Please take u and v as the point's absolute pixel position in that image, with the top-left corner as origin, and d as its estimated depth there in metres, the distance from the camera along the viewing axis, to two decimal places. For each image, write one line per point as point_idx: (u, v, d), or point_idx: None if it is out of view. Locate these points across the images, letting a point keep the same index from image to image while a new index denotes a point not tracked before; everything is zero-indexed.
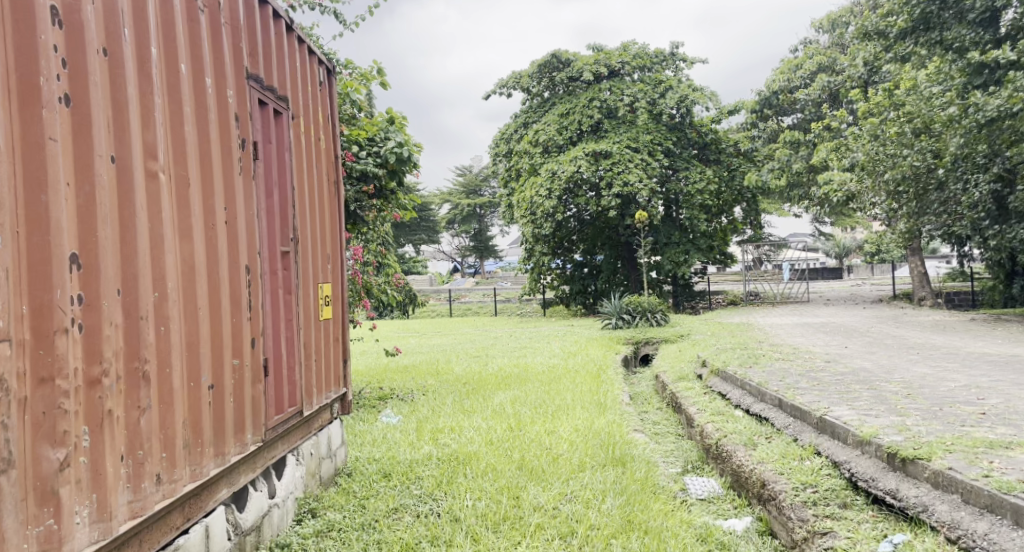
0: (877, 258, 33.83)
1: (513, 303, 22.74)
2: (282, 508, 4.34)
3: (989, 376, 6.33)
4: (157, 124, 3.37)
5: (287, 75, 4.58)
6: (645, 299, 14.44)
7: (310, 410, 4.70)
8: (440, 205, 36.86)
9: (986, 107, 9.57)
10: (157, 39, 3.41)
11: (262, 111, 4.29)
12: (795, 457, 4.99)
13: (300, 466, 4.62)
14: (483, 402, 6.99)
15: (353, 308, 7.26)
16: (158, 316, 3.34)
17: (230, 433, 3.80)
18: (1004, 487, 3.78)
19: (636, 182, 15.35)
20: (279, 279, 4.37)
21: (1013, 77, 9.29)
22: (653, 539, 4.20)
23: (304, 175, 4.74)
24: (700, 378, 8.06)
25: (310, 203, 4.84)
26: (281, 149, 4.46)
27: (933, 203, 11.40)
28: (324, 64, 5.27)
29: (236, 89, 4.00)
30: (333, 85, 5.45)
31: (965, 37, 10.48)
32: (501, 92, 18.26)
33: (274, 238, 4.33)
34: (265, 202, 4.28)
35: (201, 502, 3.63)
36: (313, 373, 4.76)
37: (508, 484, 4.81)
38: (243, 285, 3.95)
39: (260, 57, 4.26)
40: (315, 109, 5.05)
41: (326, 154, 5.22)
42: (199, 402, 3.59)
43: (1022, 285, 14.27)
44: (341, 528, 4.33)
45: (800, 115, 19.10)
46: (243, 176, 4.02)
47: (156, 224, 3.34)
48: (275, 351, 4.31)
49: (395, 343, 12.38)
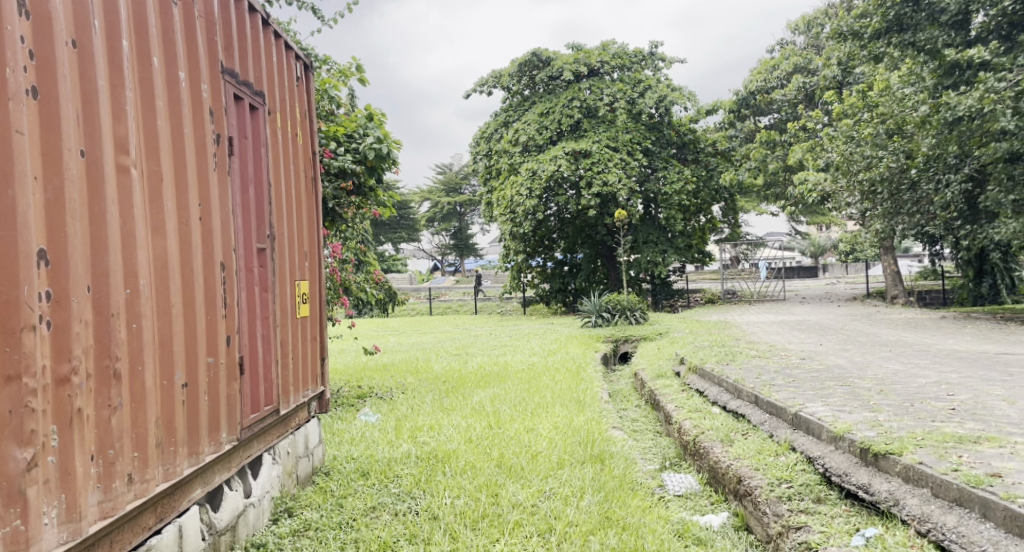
0: (854, 256, 34.23)
1: (493, 301, 22.68)
2: (258, 507, 4.33)
3: (958, 372, 6.43)
4: (129, 117, 3.36)
5: (263, 70, 4.58)
6: (625, 298, 14.45)
7: (287, 408, 4.71)
8: (419, 204, 36.61)
9: (957, 106, 9.58)
10: (128, 33, 3.40)
11: (238, 106, 4.29)
12: (770, 453, 5.07)
13: (277, 465, 4.61)
14: (463, 400, 6.99)
15: (331, 305, 7.24)
16: (130, 314, 3.34)
17: (204, 433, 3.79)
18: (972, 481, 3.87)
19: (615, 182, 15.43)
20: (256, 276, 4.36)
21: (984, 77, 9.32)
22: (630, 536, 4.25)
23: (281, 172, 4.74)
24: (679, 375, 8.13)
25: (288, 201, 4.85)
26: (257, 145, 4.46)
27: (906, 203, 11.66)
28: (302, 59, 5.27)
29: (210, 82, 3.98)
30: (311, 80, 5.43)
31: (937, 39, 10.59)
32: (481, 91, 18.22)
33: (250, 234, 4.33)
34: (241, 197, 4.27)
35: (174, 503, 3.63)
36: (290, 372, 4.77)
37: (487, 482, 4.84)
38: (218, 281, 3.95)
39: (236, 52, 4.25)
40: (293, 106, 5.05)
41: (304, 150, 5.21)
42: (172, 400, 3.59)
43: (991, 283, 14.52)
44: (318, 527, 4.34)
45: (777, 115, 19.20)
46: (218, 172, 4.02)
47: (128, 219, 3.33)
48: (250, 349, 4.31)
49: (375, 343, 12.28)
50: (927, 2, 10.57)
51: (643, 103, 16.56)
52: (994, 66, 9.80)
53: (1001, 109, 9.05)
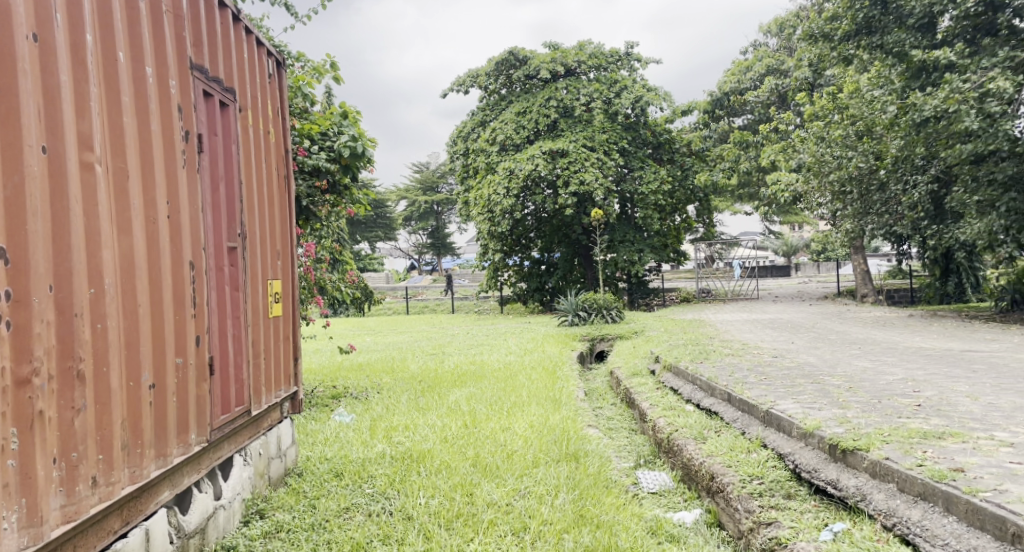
0: (825, 255, 34.62)
1: (469, 300, 22.67)
2: (228, 510, 4.32)
3: (924, 369, 6.54)
4: (93, 113, 3.36)
5: (233, 66, 4.57)
6: (601, 296, 14.48)
7: (258, 409, 4.70)
8: (396, 202, 36.50)
9: (924, 107, 9.71)
10: (92, 26, 3.40)
11: (207, 102, 4.28)
12: (742, 450, 5.13)
13: (248, 467, 4.60)
14: (438, 399, 7.02)
15: (305, 305, 7.22)
16: (94, 313, 3.33)
17: (172, 435, 3.79)
18: (936, 475, 3.95)
19: (592, 181, 15.49)
20: (226, 276, 4.35)
21: (949, 78, 9.49)
22: (604, 533, 4.30)
23: (252, 170, 4.73)
24: (654, 374, 8.20)
25: (259, 199, 4.84)
26: (227, 142, 4.45)
27: (876, 203, 11.84)
28: (273, 55, 5.26)
29: (179, 78, 3.96)
30: (283, 77, 5.42)
31: (904, 42, 10.70)
32: (458, 90, 18.18)
33: (220, 232, 4.32)
34: (211, 195, 4.26)
35: (141, 505, 3.63)
36: (261, 372, 4.77)
37: (462, 482, 4.86)
38: (187, 281, 3.94)
39: (204, 48, 4.24)
40: (264, 103, 5.03)
41: (276, 148, 5.20)
42: (139, 401, 3.58)
43: (957, 282, 14.79)
44: (289, 528, 4.35)
45: (750, 116, 19.39)
46: (187, 169, 4.00)
47: (92, 217, 3.34)
48: (221, 349, 4.30)
49: (350, 343, 12.24)
50: (895, 6, 10.75)
51: (619, 103, 16.65)
52: (959, 68, 9.96)
53: (966, 109, 9.18)
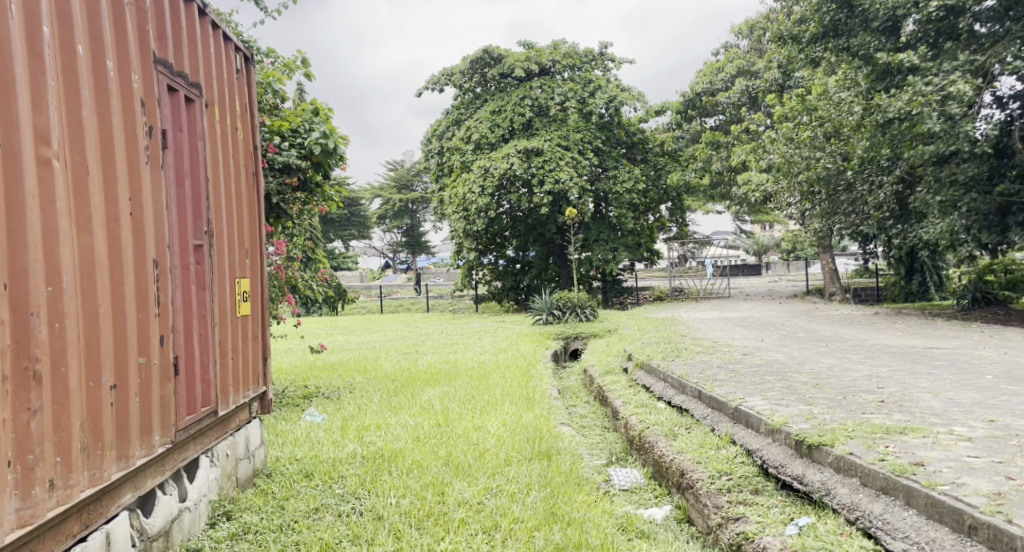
0: (795, 255, 35.00)
1: (444, 299, 22.64)
2: (194, 511, 4.32)
3: (888, 366, 6.66)
4: (50, 108, 3.36)
5: (199, 61, 4.56)
6: (575, 295, 14.51)
7: (225, 409, 4.70)
8: (370, 200, 36.35)
9: (889, 109, 9.84)
10: (50, 19, 3.39)
11: (172, 97, 4.27)
12: (711, 446, 5.20)
13: (215, 468, 4.60)
14: (411, 398, 7.04)
15: (275, 304, 7.18)
16: (51, 313, 3.34)
17: (135, 436, 3.79)
18: (897, 470, 4.03)
19: (567, 180, 15.57)
20: (192, 274, 4.35)
21: (912, 80, 9.61)
22: (575, 530, 4.34)
23: (219, 166, 4.73)
24: (626, 372, 8.27)
25: (226, 196, 4.83)
26: (193, 138, 4.45)
27: (842, 203, 12.04)
28: (242, 50, 5.25)
29: (143, 73, 3.95)
30: (252, 72, 5.41)
31: (870, 44, 10.90)
32: (433, 88, 18.17)
33: (186, 231, 4.31)
34: (176, 192, 4.26)
35: (102, 509, 3.64)
36: (229, 371, 4.76)
37: (433, 481, 4.89)
38: (151, 279, 3.93)
39: (170, 42, 4.23)
40: (232, 98, 5.02)
41: (244, 144, 5.19)
42: (99, 401, 3.58)
43: (920, 281, 15.22)
44: (257, 530, 4.36)
45: (722, 116, 19.54)
46: (151, 165, 4.00)
47: (49, 215, 3.35)
48: (186, 349, 4.30)
49: (322, 342, 12.21)
50: (861, 9, 10.85)
51: (593, 103, 16.69)
52: (922, 71, 10.13)
53: (928, 112, 9.32)
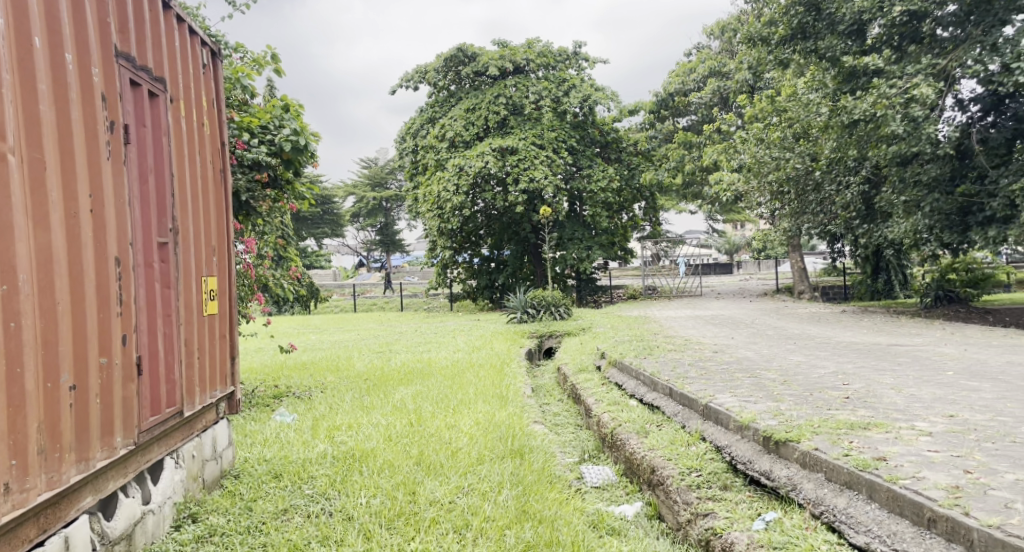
0: (765, 254, 35.39)
1: (418, 298, 22.60)
2: (158, 514, 4.30)
3: (853, 362, 6.77)
4: (5, 101, 3.34)
5: (164, 55, 4.53)
6: (549, 293, 14.55)
7: (192, 410, 4.68)
8: (344, 198, 36.19)
9: (854, 110, 9.95)
10: (4, 10, 3.38)
11: (135, 91, 4.25)
12: (681, 443, 5.26)
13: (180, 469, 4.59)
14: (383, 398, 7.04)
15: (245, 302, 7.13)
16: (6, 313, 3.34)
17: (95, 437, 3.78)
18: (860, 464, 4.10)
19: (542, 179, 15.62)
20: (156, 272, 4.33)
21: (878, 84, 9.75)
22: (546, 529, 4.38)
23: (184, 162, 4.71)
24: (599, 370, 8.34)
25: (192, 193, 4.81)
26: (157, 133, 4.43)
27: (811, 203, 12.26)
28: (208, 45, 5.22)
29: (104, 67, 3.93)
30: (219, 67, 5.38)
31: (836, 47, 11.02)
32: (407, 86, 18.15)
33: (149, 228, 4.30)
34: (139, 188, 4.25)
35: (60, 512, 3.63)
36: (195, 371, 4.74)
37: (404, 480, 4.90)
38: (113, 277, 3.92)
39: (132, 36, 4.21)
40: (198, 94, 4.99)
41: (211, 139, 5.17)
42: (57, 402, 3.57)
43: (887, 279, 15.41)
44: (223, 532, 4.35)
45: (694, 117, 19.70)
46: (113, 161, 3.98)
47: (4, 211, 3.34)
48: (150, 349, 4.28)
49: (293, 341, 12.17)
50: (827, 12, 10.99)
51: (568, 102, 16.79)
52: (886, 74, 10.32)
53: (892, 114, 9.46)
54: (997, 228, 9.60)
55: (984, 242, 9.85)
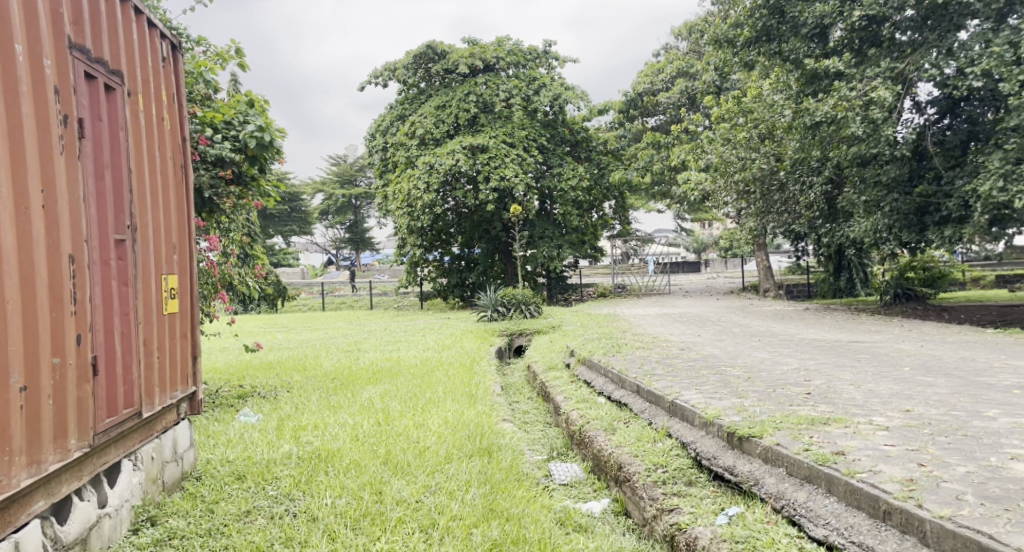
0: (731, 253, 35.79)
1: (388, 296, 22.52)
2: (113, 518, 4.28)
3: (815, 358, 6.88)
4: None
5: (121, 47, 4.50)
6: (520, 291, 14.58)
7: (151, 411, 4.64)
8: (312, 195, 35.96)
9: (815, 112, 10.08)
10: None
11: (90, 84, 4.21)
12: (648, 440, 5.32)
13: (138, 472, 4.56)
14: (350, 397, 7.02)
15: (209, 301, 7.08)
16: None
17: (46, 439, 3.75)
18: (820, 459, 4.18)
19: (512, 177, 15.67)
20: (113, 270, 4.30)
21: (839, 87, 9.89)
22: (513, 527, 4.42)
23: (143, 158, 4.67)
24: (568, 367, 8.39)
25: (151, 189, 4.78)
26: (114, 128, 4.40)
27: (776, 203, 12.32)
28: (168, 38, 5.18)
29: (58, 60, 3.90)
30: (179, 60, 5.34)
31: (799, 50, 11.15)
32: (376, 83, 18.08)
33: (106, 225, 4.26)
34: (95, 184, 4.22)
35: (11, 517, 3.59)
36: (155, 370, 4.70)
37: (370, 480, 4.90)
38: (66, 276, 3.90)
39: (87, 28, 4.17)
40: (157, 88, 4.95)
41: (171, 135, 5.12)
42: (7, 402, 3.55)
43: (849, 277, 15.68)
44: (183, 535, 4.33)
45: (663, 117, 19.86)
46: (67, 156, 3.95)
47: None
48: (107, 349, 4.25)
49: (260, 340, 12.08)
50: (790, 17, 11.12)
51: (538, 101, 16.88)
52: (846, 77, 10.47)
53: (852, 116, 9.60)
54: (953, 228, 9.79)
55: (941, 241, 10.04)
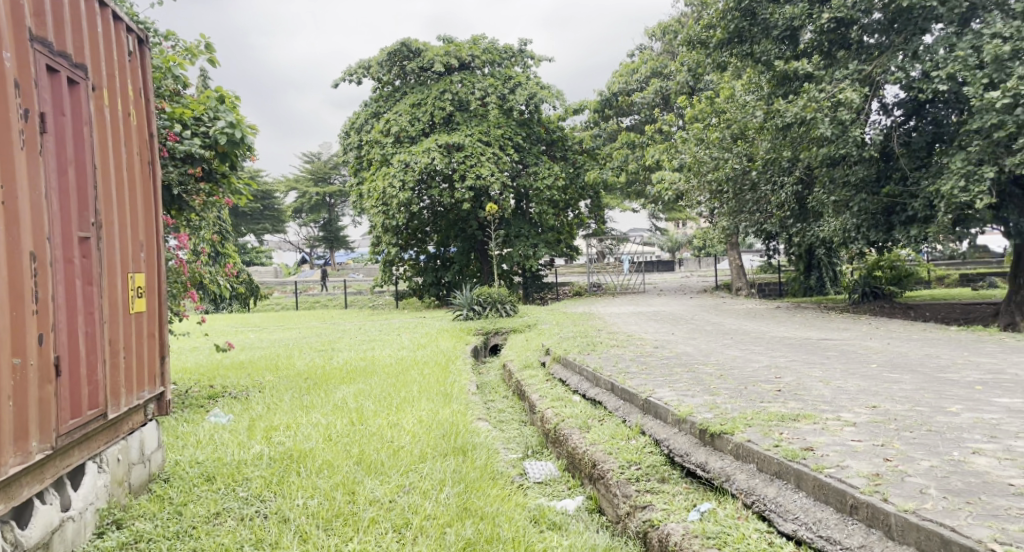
0: (704, 253, 36.04)
1: (363, 295, 22.42)
2: (78, 521, 4.23)
3: (786, 356, 6.94)
4: None
5: (84, 40, 4.45)
6: (495, 291, 14.57)
7: (117, 412, 4.60)
8: (286, 193, 35.71)
9: (787, 114, 10.23)
10: None
11: (52, 78, 4.17)
12: (622, 437, 5.34)
13: (103, 474, 4.52)
14: (324, 397, 6.99)
15: (177, 301, 7.01)
16: None
17: (6, 440, 3.72)
18: (790, 455, 4.22)
19: (488, 176, 15.66)
20: (77, 269, 4.26)
21: (809, 89, 10.04)
22: (487, 525, 4.42)
23: (109, 155, 4.63)
24: (544, 366, 8.41)
25: (117, 186, 4.73)
26: (78, 123, 4.36)
27: (748, 202, 12.38)
28: (134, 32, 5.13)
29: (18, 53, 3.86)
30: (146, 54, 5.29)
31: (770, 53, 11.29)
32: (350, 80, 17.97)
33: (69, 223, 4.22)
34: (57, 180, 4.18)
35: None
36: (121, 371, 4.66)
37: (343, 480, 4.88)
38: (27, 274, 3.86)
39: (49, 21, 4.13)
40: (123, 82, 4.90)
41: (138, 131, 5.08)
42: None
43: (819, 276, 15.87)
44: (150, 538, 4.30)
45: (637, 116, 19.95)
46: (28, 151, 3.91)
47: None
48: (70, 349, 4.22)
49: (232, 340, 11.98)
50: (762, 18, 11.11)
51: (513, 100, 16.92)
52: (816, 79, 10.58)
53: (821, 117, 9.69)
54: (919, 227, 9.89)
55: (907, 240, 10.15)
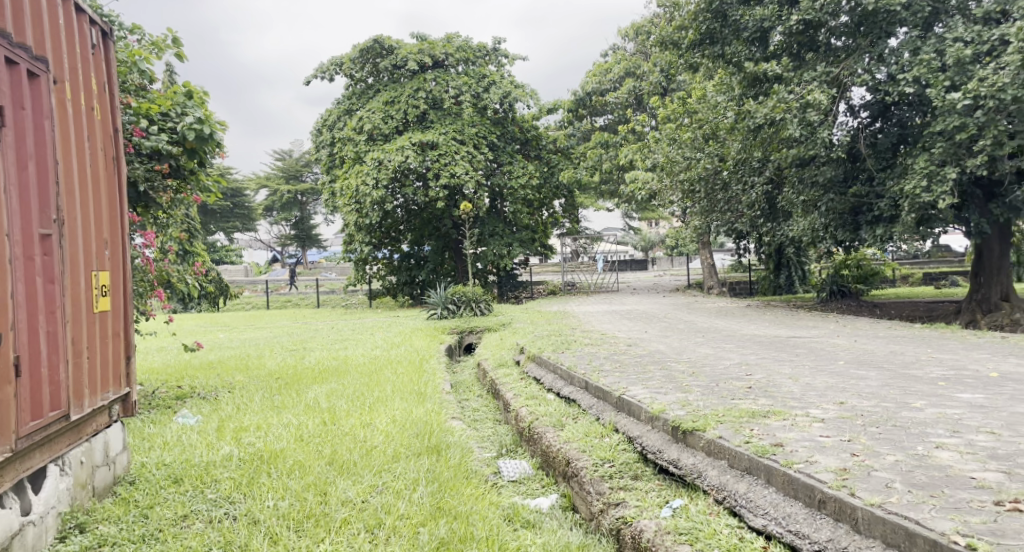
0: (677, 252, 36.23)
1: (336, 294, 22.28)
2: (39, 525, 4.17)
3: (757, 354, 6.99)
4: None
5: (45, 32, 4.39)
6: (470, 289, 14.56)
7: (81, 414, 4.54)
8: (258, 191, 35.42)
9: (756, 114, 10.29)
10: None
11: (11, 71, 4.11)
12: (596, 435, 5.35)
13: (66, 477, 4.45)
14: (295, 397, 6.94)
15: (145, 301, 6.94)
16: None
17: None
18: (760, 451, 4.25)
19: (462, 174, 15.64)
20: (37, 266, 4.20)
21: (778, 90, 10.13)
22: (460, 524, 4.41)
23: (72, 150, 4.57)
24: (518, 364, 8.41)
25: (81, 182, 4.67)
26: (38, 117, 4.29)
27: (720, 201, 12.39)
28: (97, 25, 5.06)
29: None
30: (111, 47, 5.22)
31: (741, 53, 11.37)
32: (323, 77, 17.87)
33: (29, 220, 4.16)
34: (17, 175, 4.11)
35: None
36: (84, 371, 4.60)
37: (315, 481, 4.85)
38: None
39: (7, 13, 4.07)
40: (86, 76, 4.84)
41: (102, 126, 5.01)
42: None
43: (788, 275, 16.00)
44: (115, 542, 4.24)
45: (611, 116, 20.02)
46: None
47: None
48: (30, 349, 4.16)
49: (202, 340, 11.86)
50: (731, 20, 11.24)
51: (487, 98, 16.91)
52: (784, 81, 10.67)
53: (791, 117, 9.78)
54: (884, 227, 9.98)
55: (873, 240, 10.26)
